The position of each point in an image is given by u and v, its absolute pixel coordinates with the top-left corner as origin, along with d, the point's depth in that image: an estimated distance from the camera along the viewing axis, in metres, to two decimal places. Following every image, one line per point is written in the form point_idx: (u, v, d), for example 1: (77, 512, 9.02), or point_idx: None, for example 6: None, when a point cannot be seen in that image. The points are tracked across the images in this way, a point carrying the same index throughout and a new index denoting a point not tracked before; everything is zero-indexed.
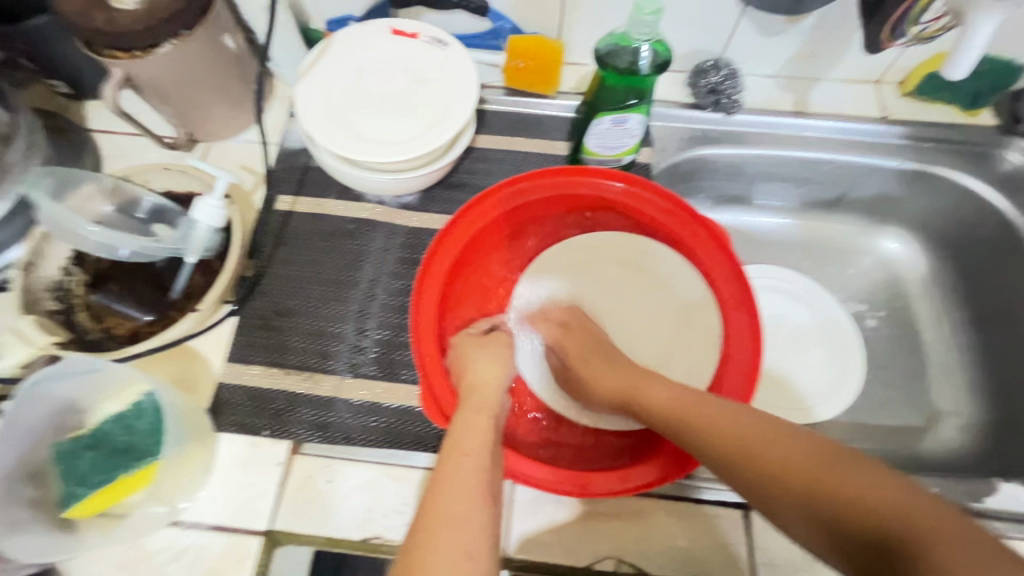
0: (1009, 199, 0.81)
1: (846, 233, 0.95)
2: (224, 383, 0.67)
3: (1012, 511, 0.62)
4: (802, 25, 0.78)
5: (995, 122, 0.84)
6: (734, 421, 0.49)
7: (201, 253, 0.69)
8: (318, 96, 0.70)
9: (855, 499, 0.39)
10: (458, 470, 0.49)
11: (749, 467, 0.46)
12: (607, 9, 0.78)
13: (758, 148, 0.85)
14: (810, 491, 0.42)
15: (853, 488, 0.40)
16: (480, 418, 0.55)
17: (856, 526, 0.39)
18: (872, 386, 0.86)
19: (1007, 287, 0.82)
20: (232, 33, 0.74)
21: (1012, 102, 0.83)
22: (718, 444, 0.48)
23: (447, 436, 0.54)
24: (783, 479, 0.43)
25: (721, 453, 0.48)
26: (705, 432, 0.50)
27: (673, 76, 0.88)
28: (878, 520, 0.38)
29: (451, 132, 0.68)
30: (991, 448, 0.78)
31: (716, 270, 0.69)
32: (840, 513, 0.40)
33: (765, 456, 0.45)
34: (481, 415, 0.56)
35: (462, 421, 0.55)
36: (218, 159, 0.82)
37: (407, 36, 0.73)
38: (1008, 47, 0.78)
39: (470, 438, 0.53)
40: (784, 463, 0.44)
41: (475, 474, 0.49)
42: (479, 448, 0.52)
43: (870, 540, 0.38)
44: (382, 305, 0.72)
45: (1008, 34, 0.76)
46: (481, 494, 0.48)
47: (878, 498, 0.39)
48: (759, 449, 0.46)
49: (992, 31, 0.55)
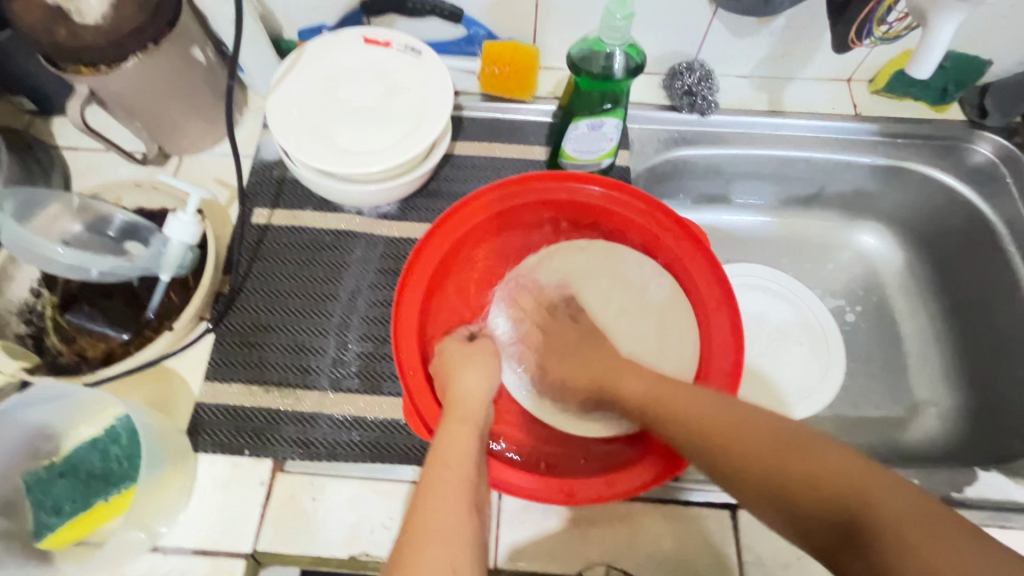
0: (979, 192, 0.83)
1: (824, 229, 0.97)
2: (203, 403, 0.65)
3: (993, 500, 0.62)
4: (773, 26, 0.79)
5: (963, 117, 0.86)
6: (693, 417, 0.51)
7: (176, 270, 0.68)
8: (289, 108, 0.69)
9: (809, 479, 0.42)
10: (444, 483, 0.48)
11: (710, 447, 0.48)
12: (581, 13, 0.78)
13: (734, 148, 0.86)
14: (761, 471, 0.44)
15: (805, 463, 0.43)
16: (462, 428, 0.55)
17: (810, 503, 0.41)
18: (853, 380, 0.87)
19: (980, 278, 0.83)
20: (202, 46, 0.72)
21: (978, 97, 0.85)
22: (683, 430, 0.51)
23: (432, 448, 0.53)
24: (738, 466, 0.46)
25: (691, 442, 0.50)
26: (674, 432, 0.52)
27: (648, 79, 0.88)
28: (835, 493, 0.40)
29: (428, 141, 0.67)
30: (970, 436, 0.79)
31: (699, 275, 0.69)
32: (796, 492, 0.42)
33: (727, 450, 0.47)
34: (465, 426, 0.55)
35: (445, 433, 0.54)
36: (192, 173, 0.80)
37: (380, 44, 0.73)
38: (972, 43, 0.80)
39: (455, 450, 0.52)
40: (742, 449, 0.46)
41: (461, 487, 0.48)
42: (465, 460, 0.51)
43: (830, 514, 0.40)
44: (363, 317, 0.71)
45: (972, 31, 0.78)
46: (465, 507, 0.47)
47: (832, 470, 0.41)
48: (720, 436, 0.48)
49: (954, 30, 0.56)
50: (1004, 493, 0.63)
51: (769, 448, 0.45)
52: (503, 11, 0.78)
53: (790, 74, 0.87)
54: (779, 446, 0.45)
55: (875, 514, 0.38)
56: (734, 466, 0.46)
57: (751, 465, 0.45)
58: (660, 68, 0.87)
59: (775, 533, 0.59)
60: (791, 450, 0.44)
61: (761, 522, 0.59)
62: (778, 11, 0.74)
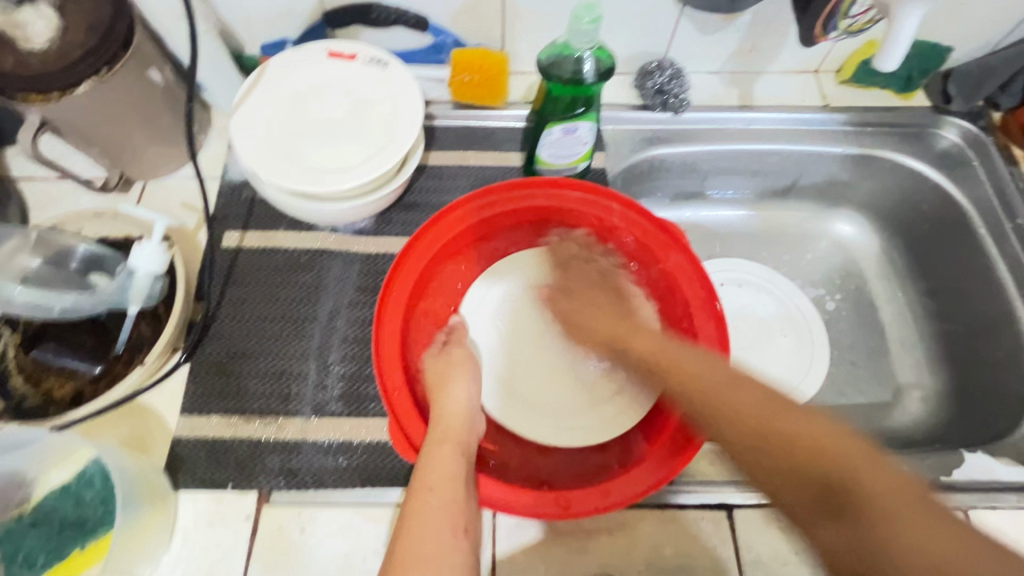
0: (948, 176, 0.84)
1: (801, 219, 0.97)
2: (181, 437, 0.63)
3: (981, 481, 0.63)
4: (739, 22, 0.79)
5: (928, 103, 0.87)
6: (704, 380, 0.53)
7: (145, 301, 0.66)
8: (252, 127, 0.67)
9: (794, 439, 0.43)
10: (432, 516, 0.47)
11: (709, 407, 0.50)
12: (548, 16, 0.77)
13: (708, 144, 0.86)
14: (713, 410, 0.49)
15: (794, 431, 0.44)
16: (445, 446, 0.54)
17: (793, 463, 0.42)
18: (838, 368, 0.87)
19: (954, 261, 0.85)
20: (159, 67, 0.70)
21: (942, 83, 0.86)
22: (696, 391, 0.52)
23: (416, 473, 0.51)
24: (737, 428, 0.47)
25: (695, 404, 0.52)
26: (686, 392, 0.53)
27: (619, 79, 0.88)
28: (820, 461, 0.41)
29: (400, 154, 0.65)
30: (953, 417, 0.80)
31: (683, 276, 0.69)
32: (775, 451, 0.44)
33: (728, 413, 0.48)
34: (446, 448, 0.53)
35: (428, 457, 0.52)
36: (157, 199, 0.77)
37: (345, 57, 0.71)
38: (933, 30, 0.81)
39: (440, 476, 0.50)
40: (746, 411, 0.47)
41: (449, 516, 0.47)
42: (449, 485, 0.49)
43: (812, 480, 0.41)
44: (344, 337, 0.69)
45: (932, 19, 0.80)
46: (454, 538, 0.46)
47: (822, 437, 0.42)
48: (726, 402, 0.49)
49: (918, 21, 0.56)
50: (991, 473, 0.64)
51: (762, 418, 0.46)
52: (469, 17, 0.77)
53: (759, 68, 0.88)
54: (774, 415, 0.46)
55: (852, 488, 0.39)
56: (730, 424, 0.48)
57: (743, 427, 0.46)
58: (631, 68, 0.87)
59: (771, 531, 0.59)
60: (782, 418, 0.45)
61: (757, 520, 0.59)
62: (744, 8, 0.74)
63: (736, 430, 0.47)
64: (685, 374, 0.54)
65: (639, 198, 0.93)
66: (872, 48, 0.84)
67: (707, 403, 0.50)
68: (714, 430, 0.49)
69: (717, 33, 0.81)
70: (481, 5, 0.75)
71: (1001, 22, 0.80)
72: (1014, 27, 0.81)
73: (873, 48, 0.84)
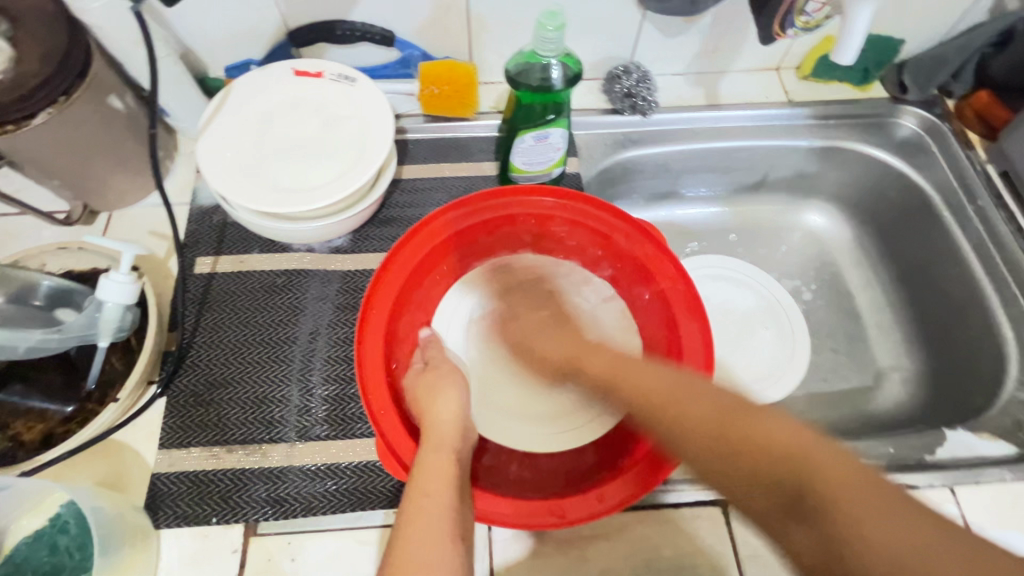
0: (910, 162, 0.87)
1: (773, 213, 0.99)
2: (160, 473, 0.61)
3: (965, 457, 0.64)
4: (700, 23, 0.81)
5: (886, 93, 0.90)
6: (650, 386, 0.50)
7: (116, 334, 0.63)
8: (221, 146, 0.66)
9: (765, 448, 0.40)
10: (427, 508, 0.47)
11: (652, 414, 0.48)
12: (514, 26, 0.78)
13: (678, 144, 0.87)
14: (656, 413, 0.48)
15: (761, 432, 0.41)
16: (440, 453, 0.53)
17: (747, 467, 0.40)
18: (819, 356, 0.89)
19: (921, 244, 0.87)
20: (119, 94, 0.68)
21: (896, 74, 0.89)
22: (636, 398, 0.51)
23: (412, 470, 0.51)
24: (682, 435, 0.45)
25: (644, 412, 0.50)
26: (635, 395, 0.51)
27: (588, 85, 0.89)
28: (774, 461, 0.39)
29: (373, 169, 0.65)
30: (932, 397, 0.82)
31: (667, 281, 0.69)
32: (734, 454, 0.41)
33: (674, 422, 0.46)
34: (443, 447, 0.54)
35: (424, 453, 0.53)
36: (124, 229, 0.75)
37: (312, 75, 0.70)
38: (884, 24, 0.84)
39: (437, 472, 0.50)
40: (689, 417, 0.45)
41: (444, 513, 0.47)
42: (444, 490, 0.49)
43: (771, 485, 0.39)
44: (325, 358, 0.68)
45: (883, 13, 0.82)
46: (447, 531, 0.46)
47: (777, 436, 0.40)
48: (667, 402, 0.48)
49: (869, 16, 0.58)
50: (973, 449, 0.65)
51: (715, 424, 0.44)
52: (434, 29, 0.77)
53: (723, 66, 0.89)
54: (727, 418, 0.44)
55: (814, 483, 0.37)
56: (679, 431, 0.46)
57: (694, 430, 0.45)
58: (599, 74, 0.88)
59: None
60: (741, 422, 0.43)
61: None
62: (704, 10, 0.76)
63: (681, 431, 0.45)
64: (628, 383, 0.53)
65: (615, 201, 0.94)
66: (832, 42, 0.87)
67: (644, 410, 0.49)
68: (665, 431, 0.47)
69: (679, 35, 0.83)
70: (445, 17, 0.76)
71: (947, 14, 0.83)
72: (960, 18, 0.85)
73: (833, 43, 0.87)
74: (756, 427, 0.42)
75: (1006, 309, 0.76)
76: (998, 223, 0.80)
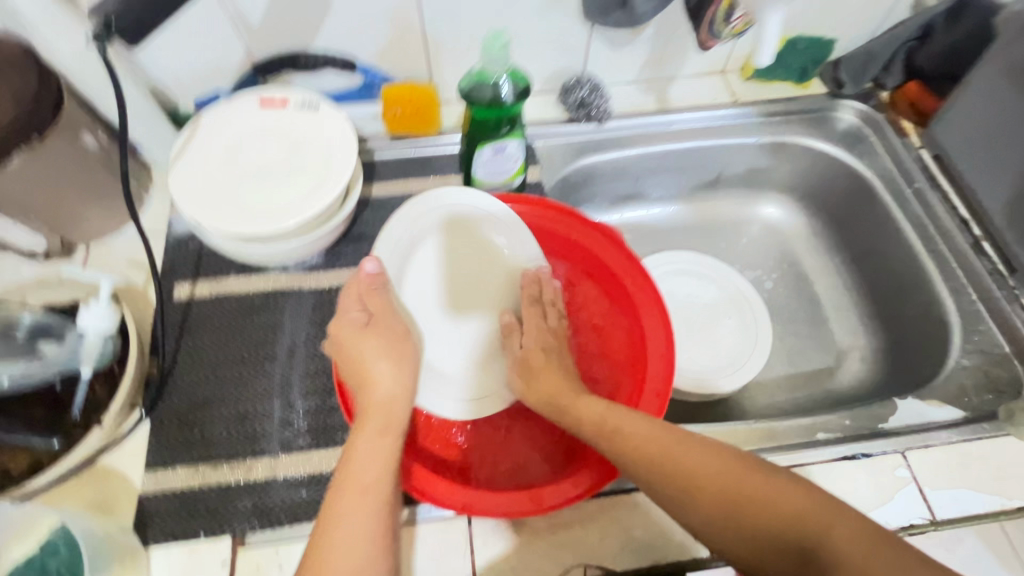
0: (852, 152, 0.92)
1: (731, 208, 1.04)
2: (147, 493, 0.62)
3: (915, 423, 0.68)
4: (644, 34, 0.86)
5: (824, 89, 0.96)
6: (665, 443, 0.51)
7: (98, 360, 0.65)
8: (190, 176, 0.68)
9: (775, 509, 0.45)
10: (352, 510, 0.48)
11: (657, 467, 0.50)
12: (468, 46, 0.82)
13: (634, 148, 0.92)
14: (667, 467, 0.50)
15: (770, 494, 0.45)
16: (382, 440, 0.53)
17: (763, 526, 0.44)
18: (783, 340, 0.93)
19: (868, 227, 0.92)
20: (91, 130, 0.71)
21: (832, 70, 0.94)
22: (640, 456, 0.51)
23: (345, 463, 0.52)
24: (695, 497, 0.48)
25: (644, 472, 0.51)
26: (632, 444, 0.52)
27: (545, 98, 0.93)
28: (791, 523, 0.43)
29: (340, 188, 0.68)
30: (889, 370, 0.86)
31: (644, 305, 0.71)
32: (748, 516, 0.45)
33: (695, 489, 0.48)
34: (386, 439, 0.54)
35: (361, 445, 0.53)
36: (102, 260, 0.78)
37: (277, 103, 0.74)
38: (816, 25, 0.90)
39: (370, 470, 0.51)
40: (706, 475, 0.48)
41: (373, 514, 0.48)
42: (380, 484, 0.50)
43: (787, 545, 0.43)
44: (304, 372, 0.70)
45: (813, 15, 0.88)
46: (370, 534, 0.47)
47: (787, 499, 0.45)
48: (678, 457, 0.50)
49: (779, 23, 0.63)
50: (923, 415, 0.69)
51: (726, 484, 0.47)
52: (391, 54, 0.82)
53: (670, 73, 0.95)
54: (737, 476, 0.47)
55: (826, 542, 0.41)
56: (690, 499, 0.48)
57: (707, 500, 0.47)
58: (552, 87, 0.93)
59: None
60: (748, 479, 0.47)
61: None
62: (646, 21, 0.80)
63: (697, 503, 0.47)
64: (624, 439, 0.53)
65: (580, 206, 0.98)
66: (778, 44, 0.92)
67: (656, 465, 0.50)
68: (673, 488, 0.49)
69: (626, 47, 0.87)
70: (401, 41, 0.80)
71: (874, 12, 0.89)
72: (885, 16, 0.91)
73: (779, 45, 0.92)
74: (758, 485, 0.46)
75: (947, 283, 0.81)
76: (935, 204, 0.85)
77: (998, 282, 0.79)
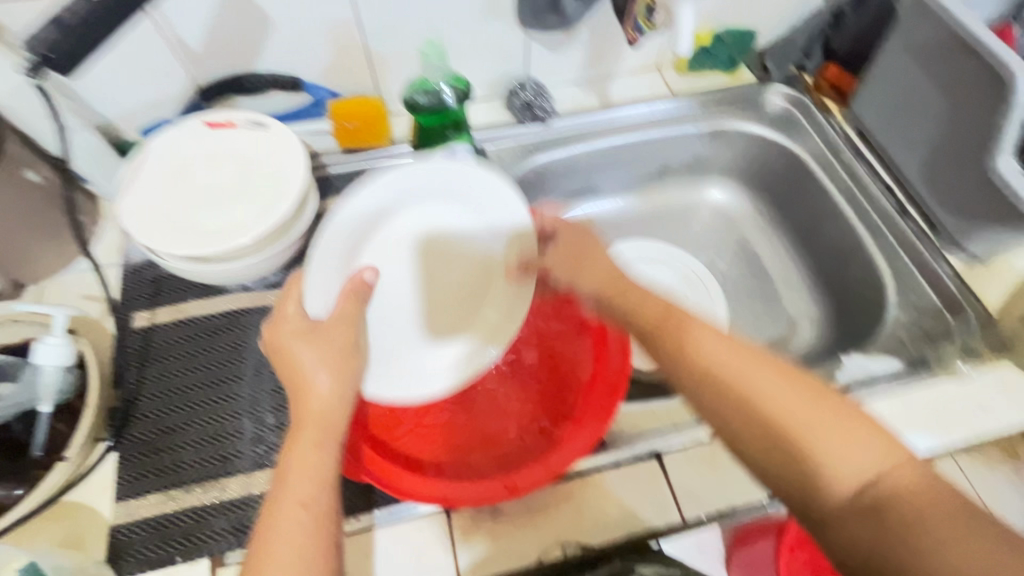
0: (785, 133, 0.97)
1: (681, 195, 1.08)
2: (118, 525, 0.61)
3: (860, 377, 0.73)
4: (579, 37, 0.90)
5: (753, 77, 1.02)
6: (731, 358, 0.47)
7: (57, 396, 0.64)
8: (141, 206, 0.68)
9: (846, 445, 0.41)
10: (285, 532, 0.43)
11: (719, 375, 0.46)
12: (411, 59, 0.85)
13: (581, 145, 0.95)
14: (725, 379, 0.46)
15: (841, 433, 0.41)
16: (318, 448, 0.48)
17: (825, 459, 0.41)
18: (740, 316, 0.97)
19: (807, 203, 0.97)
20: (34, 166, 0.70)
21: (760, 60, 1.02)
22: (700, 371, 0.48)
23: (279, 479, 0.46)
24: (763, 428, 0.43)
25: (700, 374, 0.48)
26: (692, 351, 0.49)
27: (491, 103, 0.96)
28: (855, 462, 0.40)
29: (293, 202, 0.69)
30: (837, 333, 0.92)
31: None
32: (809, 445, 0.41)
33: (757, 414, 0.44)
34: (322, 450, 0.48)
35: (296, 455, 0.47)
36: (55, 297, 0.76)
37: (224, 125, 0.74)
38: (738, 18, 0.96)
39: (306, 482, 0.46)
40: (772, 402, 0.43)
41: (309, 531, 0.43)
42: (318, 489, 0.46)
43: (843, 481, 0.40)
44: (272, 388, 0.70)
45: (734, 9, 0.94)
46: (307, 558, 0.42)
47: (857, 444, 0.41)
48: (749, 372, 0.45)
49: (693, 17, 0.68)
50: (867, 369, 0.74)
51: (798, 410, 0.43)
52: (337, 70, 0.83)
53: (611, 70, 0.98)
54: (810, 403, 0.43)
55: (885, 492, 0.39)
56: (745, 411, 0.44)
57: (765, 415, 0.43)
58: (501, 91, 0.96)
59: (699, 466, 0.65)
60: (822, 407, 0.43)
61: (684, 459, 0.65)
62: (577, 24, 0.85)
63: (756, 427, 0.44)
64: (690, 345, 0.49)
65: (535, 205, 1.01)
66: (706, 39, 0.98)
67: (715, 382, 0.46)
68: (730, 400, 0.45)
69: (565, 48, 0.92)
70: (347, 58, 0.82)
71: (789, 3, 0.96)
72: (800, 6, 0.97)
73: (707, 39, 0.99)
74: (833, 418, 0.42)
75: (878, 246, 0.87)
76: (861, 175, 0.91)
77: (922, 243, 0.85)
